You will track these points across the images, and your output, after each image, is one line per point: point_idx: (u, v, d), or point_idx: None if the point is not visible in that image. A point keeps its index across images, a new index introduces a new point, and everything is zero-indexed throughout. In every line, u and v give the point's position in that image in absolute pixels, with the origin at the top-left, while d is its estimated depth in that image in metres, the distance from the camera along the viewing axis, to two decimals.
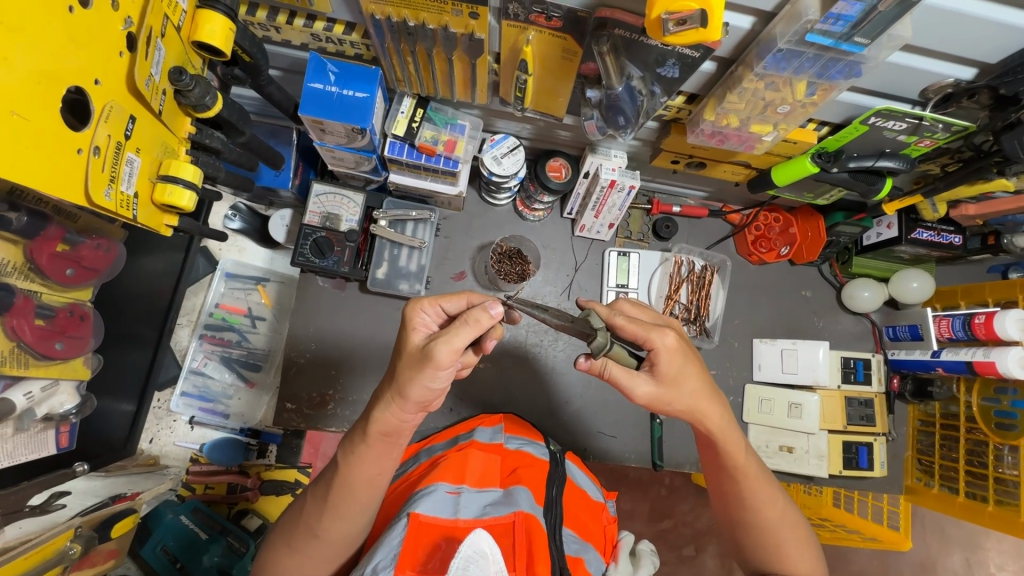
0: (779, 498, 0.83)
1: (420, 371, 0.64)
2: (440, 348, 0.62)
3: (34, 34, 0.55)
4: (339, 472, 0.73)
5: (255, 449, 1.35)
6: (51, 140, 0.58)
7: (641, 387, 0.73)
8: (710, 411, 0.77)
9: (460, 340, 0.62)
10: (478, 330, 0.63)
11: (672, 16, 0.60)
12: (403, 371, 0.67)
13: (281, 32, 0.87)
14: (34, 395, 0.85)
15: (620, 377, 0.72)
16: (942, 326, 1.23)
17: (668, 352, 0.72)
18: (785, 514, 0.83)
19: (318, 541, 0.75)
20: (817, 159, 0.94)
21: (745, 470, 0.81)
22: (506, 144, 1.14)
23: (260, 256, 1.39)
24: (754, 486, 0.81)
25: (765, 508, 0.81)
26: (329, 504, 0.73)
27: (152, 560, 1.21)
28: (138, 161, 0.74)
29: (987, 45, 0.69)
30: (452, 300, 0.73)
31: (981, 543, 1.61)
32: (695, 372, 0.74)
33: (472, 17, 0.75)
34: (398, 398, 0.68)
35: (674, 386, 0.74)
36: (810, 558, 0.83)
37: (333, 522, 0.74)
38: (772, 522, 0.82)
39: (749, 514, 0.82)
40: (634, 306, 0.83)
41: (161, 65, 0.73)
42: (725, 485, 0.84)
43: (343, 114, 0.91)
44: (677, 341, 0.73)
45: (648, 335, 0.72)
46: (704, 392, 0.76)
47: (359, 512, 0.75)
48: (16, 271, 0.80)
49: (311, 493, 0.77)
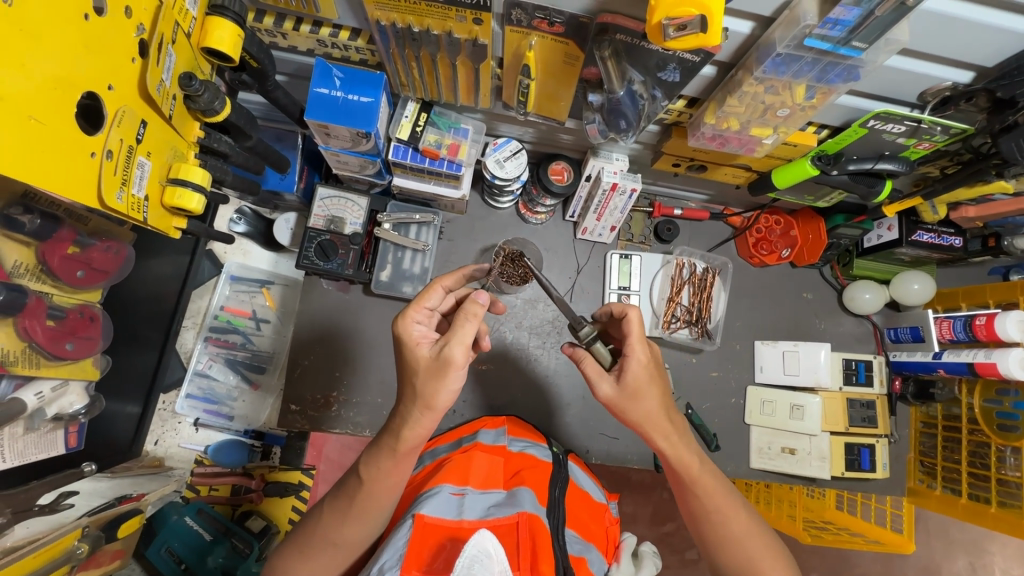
0: (744, 509, 0.82)
1: (442, 379, 0.67)
2: (453, 349, 0.67)
3: (50, 42, 0.56)
4: (363, 485, 0.74)
5: (260, 450, 1.38)
6: (65, 145, 0.60)
7: (613, 390, 0.77)
8: (664, 428, 0.78)
9: (469, 336, 0.67)
10: (477, 320, 0.67)
11: (672, 22, 0.61)
12: (424, 384, 0.68)
13: (288, 38, 0.89)
14: (44, 395, 0.87)
15: (593, 374, 0.79)
16: (943, 327, 1.23)
17: (640, 365, 0.77)
18: (753, 524, 0.82)
19: (334, 549, 0.76)
20: (817, 162, 0.95)
21: (705, 485, 0.81)
22: (509, 148, 1.15)
23: (264, 259, 1.41)
24: (715, 499, 0.81)
25: (730, 519, 0.81)
26: (350, 513, 0.75)
27: (157, 562, 1.23)
28: (149, 164, 0.75)
29: (984, 49, 0.70)
30: (431, 297, 0.78)
31: (986, 547, 1.61)
32: (656, 385, 0.78)
33: (476, 23, 0.76)
34: (426, 410, 0.69)
35: (637, 399, 0.77)
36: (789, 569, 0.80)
37: (351, 531, 0.76)
38: (740, 535, 0.80)
39: (716, 529, 0.81)
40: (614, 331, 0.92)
41: (172, 70, 0.75)
42: (691, 503, 0.83)
43: (347, 119, 0.92)
44: (648, 355, 0.78)
45: (627, 345, 0.77)
46: (659, 410, 0.78)
47: (376, 520, 0.77)
48: (28, 272, 0.81)
49: (329, 504, 0.78)
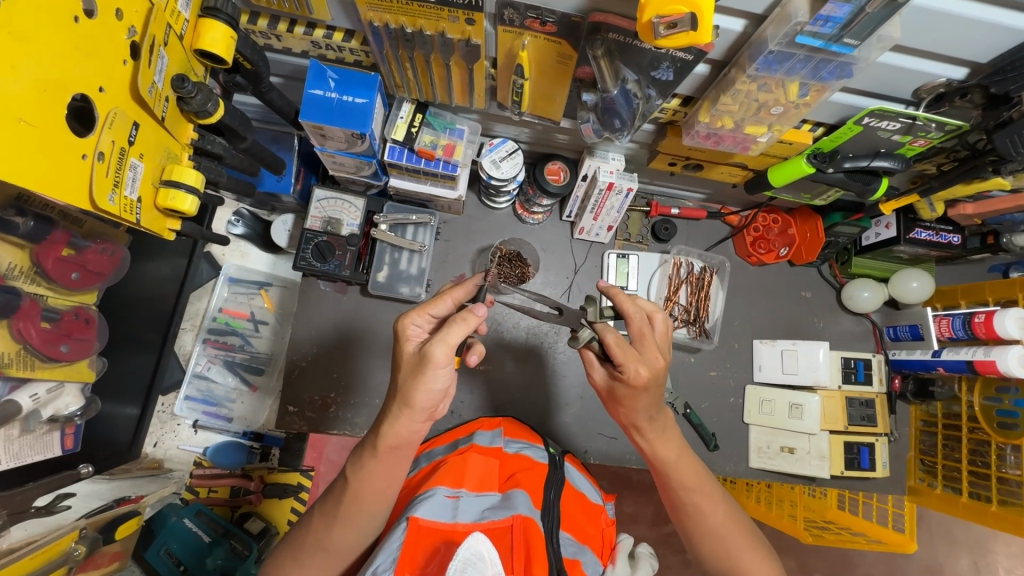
0: (722, 501, 0.82)
1: (421, 376, 0.67)
2: (436, 348, 0.66)
3: (38, 43, 0.56)
4: (350, 486, 0.74)
5: (258, 451, 1.37)
6: (55, 148, 0.60)
7: (603, 381, 0.82)
8: (642, 425, 0.81)
9: (455, 337, 0.68)
10: (469, 325, 0.69)
11: (663, 20, 0.61)
12: (405, 379, 0.69)
13: (282, 39, 0.89)
14: (39, 397, 0.87)
15: (591, 360, 0.83)
16: (942, 325, 1.22)
17: (635, 382, 0.74)
18: (731, 518, 0.81)
19: (325, 554, 0.76)
20: (813, 160, 0.94)
21: (682, 478, 0.82)
22: (505, 148, 1.15)
23: (263, 260, 1.41)
24: (692, 493, 0.82)
25: (707, 512, 0.81)
26: (338, 516, 0.74)
27: (155, 563, 1.23)
28: (141, 166, 0.75)
29: (978, 45, 0.69)
30: (438, 305, 0.77)
31: (990, 546, 1.60)
32: (643, 399, 0.76)
33: (469, 23, 0.76)
34: (405, 408, 0.69)
35: (622, 399, 0.78)
36: (771, 566, 0.79)
37: (341, 534, 0.75)
38: (715, 528, 0.81)
39: (692, 521, 0.82)
40: (658, 321, 0.83)
41: (164, 72, 0.75)
42: (670, 494, 0.84)
43: (343, 120, 0.93)
44: (649, 376, 0.73)
45: (624, 363, 0.73)
46: (640, 416, 0.79)
47: (367, 523, 0.77)
48: (23, 275, 0.82)
49: (319, 507, 0.78)
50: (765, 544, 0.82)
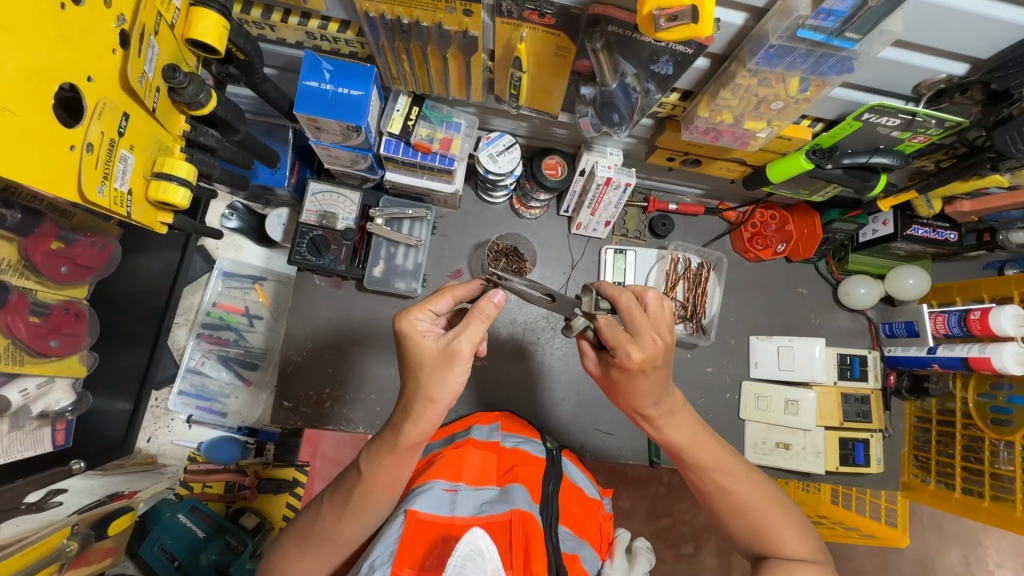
0: (745, 478, 0.81)
1: (449, 372, 0.67)
2: (462, 343, 0.67)
3: (22, 29, 0.54)
4: (362, 479, 0.73)
5: (253, 447, 1.36)
6: (42, 138, 0.58)
7: (598, 369, 0.82)
8: (648, 411, 0.80)
9: (476, 332, 0.68)
10: (487, 319, 0.68)
11: (664, 12, 0.60)
12: (424, 377, 0.68)
13: (276, 30, 0.88)
14: (29, 392, 0.85)
15: (585, 348, 0.84)
16: (937, 322, 1.22)
17: (629, 365, 0.73)
18: (757, 493, 0.80)
19: (332, 545, 0.75)
20: (812, 156, 0.93)
21: (698, 461, 0.81)
22: (502, 142, 1.13)
23: (257, 255, 1.39)
24: (712, 473, 0.81)
25: (729, 490, 0.80)
26: (348, 509, 0.74)
27: (150, 559, 1.22)
28: (132, 158, 0.73)
29: (979, 39, 0.69)
30: (440, 303, 0.74)
31: (980, 540, 1.62)
32: (647, 377, 0.74)
33: (467, 14, 0.75)
34: (415, 406, 0.68)
35: (619, 382, 0.78)
36: (803, 541, 0.78)
37: (350, 525, 0.75)
38: (739, 506, 0.80)
39: (718, 501, 0.82)
40: (650, 298, 0.77)
41: (154, 62, 0.73)
42: (692, 476, 0.84)
43: (337, 112, 0.91)
44: (643, 360, 0.72)
45: (615, 347, 0.73)
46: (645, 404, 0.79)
47: (375, 516, 0.76)
48: (12, 269, 0.80)
49: (328, 498, 0.76)
50: (797, 517, 0.81)
